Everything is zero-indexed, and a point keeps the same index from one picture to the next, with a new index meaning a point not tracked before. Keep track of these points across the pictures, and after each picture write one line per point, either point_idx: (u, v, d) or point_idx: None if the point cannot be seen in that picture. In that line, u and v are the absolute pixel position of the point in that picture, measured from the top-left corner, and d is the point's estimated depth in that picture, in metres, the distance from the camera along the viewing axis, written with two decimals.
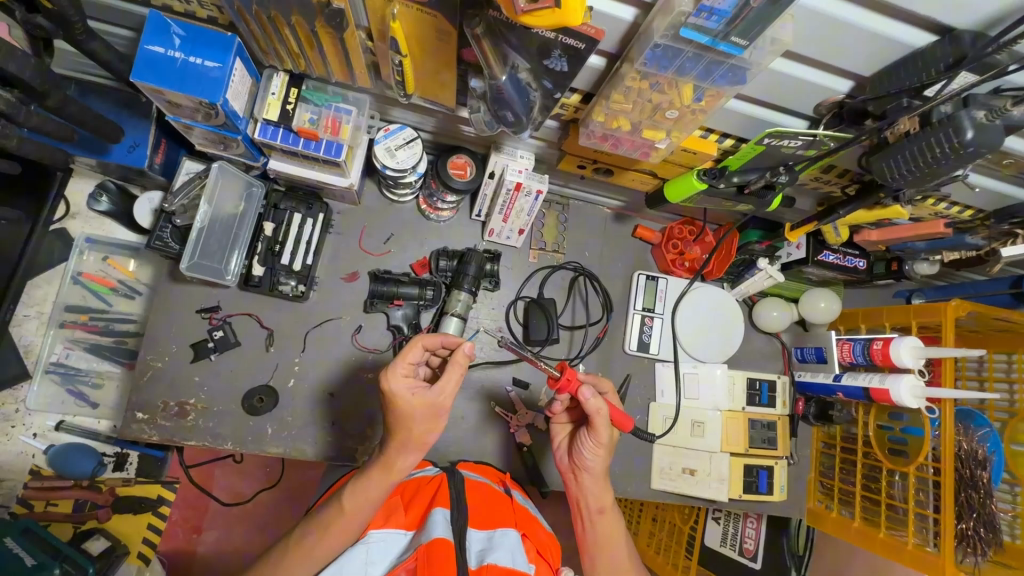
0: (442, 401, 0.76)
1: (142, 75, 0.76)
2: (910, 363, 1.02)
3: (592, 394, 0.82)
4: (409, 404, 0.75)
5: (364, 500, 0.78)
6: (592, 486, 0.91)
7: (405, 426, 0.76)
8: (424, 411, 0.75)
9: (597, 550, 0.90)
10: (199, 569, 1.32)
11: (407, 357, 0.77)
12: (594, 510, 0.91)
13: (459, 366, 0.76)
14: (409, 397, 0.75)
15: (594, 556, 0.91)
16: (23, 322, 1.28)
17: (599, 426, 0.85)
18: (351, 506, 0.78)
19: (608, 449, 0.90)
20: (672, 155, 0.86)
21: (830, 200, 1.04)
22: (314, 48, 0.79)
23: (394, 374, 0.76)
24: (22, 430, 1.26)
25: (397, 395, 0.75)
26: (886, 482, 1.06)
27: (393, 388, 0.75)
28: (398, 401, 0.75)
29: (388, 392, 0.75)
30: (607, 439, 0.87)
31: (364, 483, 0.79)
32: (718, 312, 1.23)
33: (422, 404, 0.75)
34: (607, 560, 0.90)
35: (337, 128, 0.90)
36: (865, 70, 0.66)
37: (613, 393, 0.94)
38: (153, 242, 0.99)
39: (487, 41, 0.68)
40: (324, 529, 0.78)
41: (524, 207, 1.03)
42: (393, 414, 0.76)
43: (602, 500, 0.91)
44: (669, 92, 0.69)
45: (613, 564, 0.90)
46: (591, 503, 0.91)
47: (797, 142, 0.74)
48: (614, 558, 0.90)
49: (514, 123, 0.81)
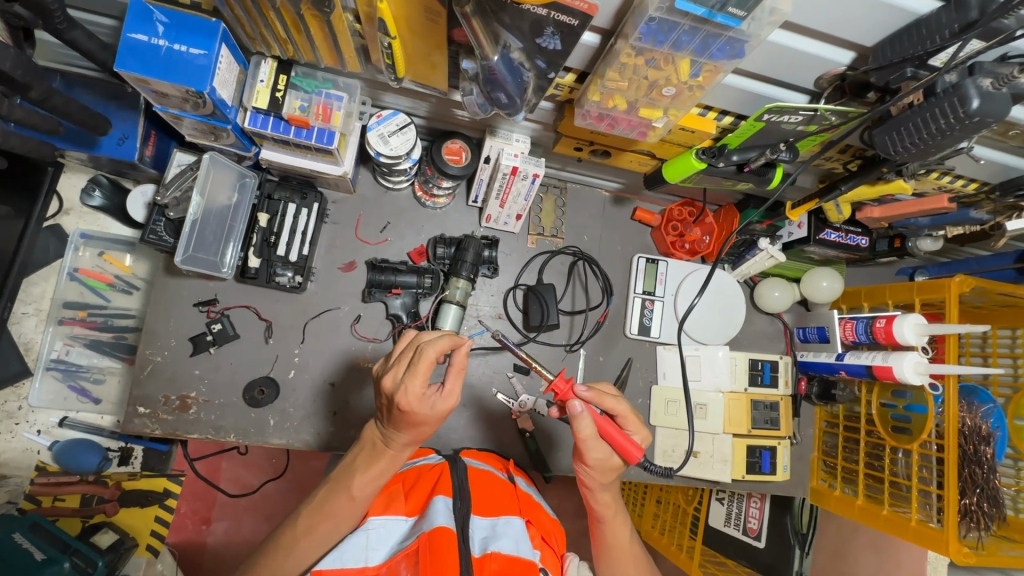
0: (454, 402, 0.76)
1: (127, 65, 0.75)
2: (912, 340, 1.01)
3: (581, 412, 0.79)
4: (425, 411, 0.75)
5: (373, 487, 0.81)
6: (589, 497, 0.90)
7: (413, 425, 0.77)
8: (439, 414, 0.76)
9: (605, 535, 0.91)
10: (210, 560, 1.34)
11: (420, 373, 0.73)
12: (596, 518, 0.91)
13: (459, 374, 0.75)
14: (427, 411, 0.75)
15: (600, 547, 0.92)
16: (21, 320, 1.27)
17: (587, 446, 0.81)
18: (360, 494, 0.80)
19: (606, 471, 0.85)
20: (670, 134, 0.85)
21: (832, 176, 1.01)
22: (302, 32, 0.77)
23: (409, 393, 0.73)
24: (26, 426, 1.26)
25: (415, 410, 0.74)
26: (889, 459, 1.07)
27: (411, 405, 0.73)
28: (417, 413, 0.75)
29: (405, 410, 0.74)
30: (597, 459, 0.83)
31: (371, 475, 0.81)
32: (721, 295, 1.22)
33: (438, 412, 0.76)
34: (610, 562, 0.91)
35: (328, 114, 0.88)
36: (866, 39, 0.64)
37: (633, 416, 0.86)
38: (147, 236, 0.98)
39: (478, 20, 0.65)
40: (330, 516, 0.79)
41: (521, 190, 1.02)
42: (406, 421, 0.76)
43: (604, 511, 0.90)
44: (666, 68, 0.68)
45: (618, 556, 0.91)
46: (594, 510, 0.90)
47: (798, 118, 0.73)
48: (620, 550, 0.91)
49: (508, 105, 0.79)
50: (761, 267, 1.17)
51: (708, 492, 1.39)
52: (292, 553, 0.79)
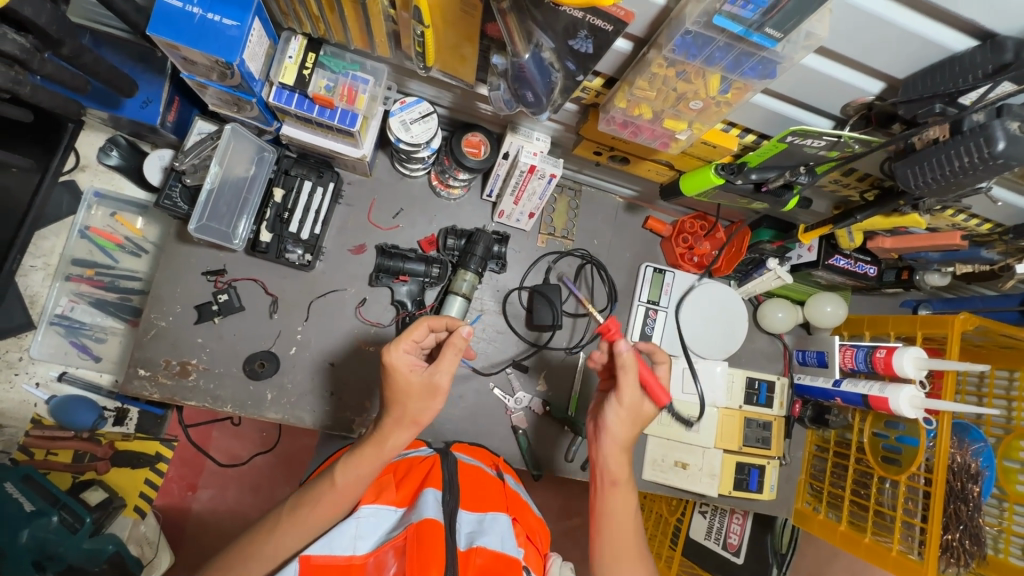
0: (437, 379, 0.79)
1: (158, 29, 0.75)
2: (911, 373, 1.02)
3: (626, 350, 0.84)
4: (408, 378, 0.79)
5: (356, 476, 0.80)
6: (604, 455, 0.86)
7: (397, 400, 0.79)
8: (419, 388, 0.79)
9: (613, 509, 0.85)
10: (192, 527, 1.33)
11: (411, 334, 0.81)
12: (606, 481, 0.86)
13: (454, 349, 0.79)
14: (407, 372, 0.78)
15: (603, 521, 0.86)
16: (29, 273, 1.28)
17: (626, 381, 0.84)
18: (342, 482, 0.80)
19: (633, 417, 0.85)
20: (691, 148, 0.85)
21: (847, 204, 1.01)
22: (335, 11, 0.77)
23: (395, 348, 0.79)
24: (25, 378, 1.27)
25: (396, 367, 0.78)
26: (876, 489, 1.08)
27: (394, 360, 0.78)
28: (398, 374, 0.79)
29: (389, 365, 0.79)
30: (629, 399, 0.84)
31: (355, 461, 0.80)
32: (727, 313, 1.22)
33: (418, 382, 0.78)
34: (613, 547, 0.84)
35: (353, 96, 0.88)
36: (898, 71, 0.64)
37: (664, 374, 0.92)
38: (162, 202, 0.99)
39: (513, 17, 0.67)
40: (315, 503, 0.80)
41: (536, 189, 1.02)
42: (389, 388, 0.80)
43: (617, 475, 0.86)
44: (696, 82, 0.67)
45: (624, 526, 0.85)
46: (605, 473, 0.86)
47: (821, 142, 0.73)
48: (622, 528, 0.85)
49: (534, 104, 0.79)
50: (767, 287, 1.17)
51: (692, 505, 1.42)
52: (274, 535, 0.80)
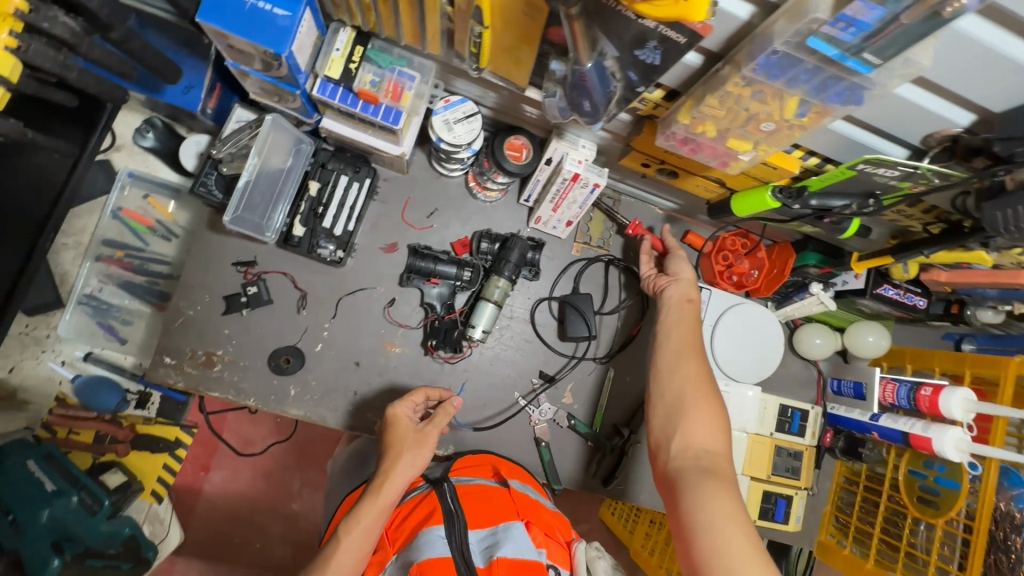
0: (431, 431, 0.89)
1: (209, 16, 0.72)
2: (958, 416, 0.98)
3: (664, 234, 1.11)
4: (403, 427, 0.89)
5: (359, 540, 0.78)
6: (678, 280, 1.02)
7: (394, 445, 0.87)
8: (413, 436, 0.89)
9: (682, 322, 0.97)
10: (203, 508, 1.33)
11: (412, 397, 0.94)
12: (685, 299, 1.00)
13: (449, 411, 0.93)
14: (406, 419, 0.90)
15: (672, 327, 0.96)
16: (61, 250, 1.28)
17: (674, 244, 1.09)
18: (348, 545, 0.77)
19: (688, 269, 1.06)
20: (749, 168, 0.81)
21: (907, 234, 0.95)
22: (389, 4, 0.74)
23: (399, 404, 0.93)
24: (52, 356, 1.27)
25: (398, 414, 0.90)
26: (909, 530, 1.03)
27: (396, 410, 0.91)
28: (397, 423, 0.90)
29: (392, 414, 0.91)
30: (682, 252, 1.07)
31: (354, 523, 0.79)
32: (765, 334, 1.16)
33: (413, 431, 0.89)
34: (677, 351, 0.93)
35: (398, 93, 0.86)
36: (991, 104, 0.59)
37: None
38: (197, 188, 0.97)
39: (580, 23, 0.62)
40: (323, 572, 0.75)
41: (577, 199, 0.99)
42: (388, 436, 0.89)
43: (691, 294, 1.01)
44: (771, 103, 0.63)
45: (692, 330, 0.96)
46: (683, 291, 1.01)
47: (894, 172, 0.69)
48: (691, 333, 0.95)
49: (590, 113, 0.75)
50: (806, 311, 1.13)
51: None
52: None
